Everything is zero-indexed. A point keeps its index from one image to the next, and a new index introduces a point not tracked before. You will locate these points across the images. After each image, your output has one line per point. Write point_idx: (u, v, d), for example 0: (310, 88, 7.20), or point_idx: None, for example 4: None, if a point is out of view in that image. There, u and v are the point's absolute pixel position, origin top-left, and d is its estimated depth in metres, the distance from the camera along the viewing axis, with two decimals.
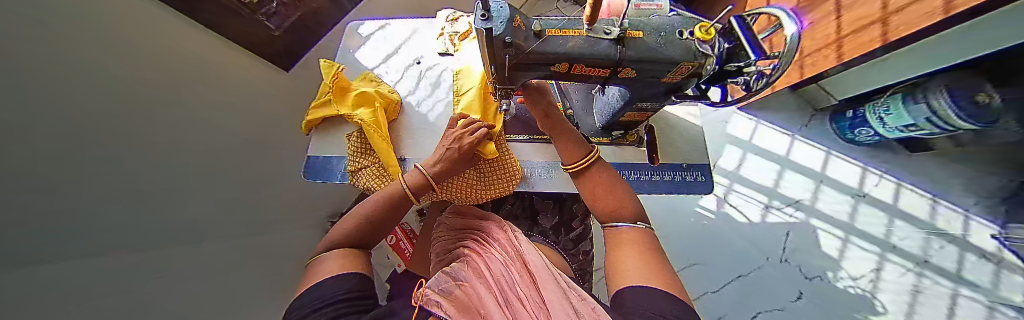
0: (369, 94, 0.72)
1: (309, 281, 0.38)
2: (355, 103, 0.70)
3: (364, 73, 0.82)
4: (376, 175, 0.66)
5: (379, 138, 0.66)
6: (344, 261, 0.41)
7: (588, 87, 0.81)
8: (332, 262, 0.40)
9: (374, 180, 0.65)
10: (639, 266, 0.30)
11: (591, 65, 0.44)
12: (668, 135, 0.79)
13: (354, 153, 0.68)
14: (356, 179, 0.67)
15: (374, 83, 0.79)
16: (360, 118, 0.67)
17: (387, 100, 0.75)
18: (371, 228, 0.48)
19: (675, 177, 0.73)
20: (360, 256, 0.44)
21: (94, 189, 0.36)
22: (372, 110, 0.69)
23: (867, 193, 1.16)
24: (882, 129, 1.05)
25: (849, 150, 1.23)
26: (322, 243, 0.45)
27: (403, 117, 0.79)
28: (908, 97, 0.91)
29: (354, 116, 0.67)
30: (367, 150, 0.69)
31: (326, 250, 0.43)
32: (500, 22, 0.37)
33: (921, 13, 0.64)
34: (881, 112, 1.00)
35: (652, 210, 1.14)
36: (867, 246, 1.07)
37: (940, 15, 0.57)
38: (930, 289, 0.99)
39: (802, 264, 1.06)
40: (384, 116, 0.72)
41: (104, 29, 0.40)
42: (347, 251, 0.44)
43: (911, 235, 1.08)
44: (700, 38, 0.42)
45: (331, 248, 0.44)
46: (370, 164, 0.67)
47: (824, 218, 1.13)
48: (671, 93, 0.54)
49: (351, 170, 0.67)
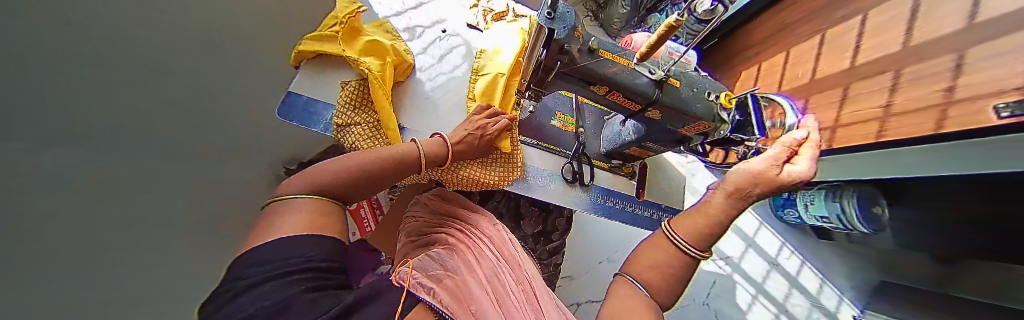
0: (384, 44, 0.66)
1: (263, 236, 0.27)
2: (364, 50, 0.63)
3: (379, 21, 0.75)
4: (368, 135, 0.60)
5: (382, 95, 0.61)
6: (313, 220, 0.31)
7: (602, 113, 0.84)
8: (301, 217, 0.30)
9: (368, 140, 0.60)
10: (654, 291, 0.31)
11: (627, 97, 0.46)
12: (656, 176, 0.85)
13: (344, 105, 0.61)
14: (342, 135, 0.60)
15: (389, 35, 0.73)
16: (367, 66, 0.60)
17: (400, 59, 0.69)
18: (360, 185, 0.41)
19: (654, 215, 0.80)
20: (331, 215, 0.35)
21: None
22: (381, 63, 0.64)
23: (779, 263, 1.37)
24: (804, 214, 1.17)
25: (779, 226, 1.44)
26: (292, 185, 0.35)
27: (411, 82, 0.74)
28: (829, 194, 1.04)
29: (361, 63, 0.60)
30: (363, 105, 0.63)
31: (298, 196, 0.33)
32: (563, 27, 0.36)
33: (858, 133, 0.77)
34: (806, 200, 1.12)
35: (614, 235, 1.25)
36: (769, 305, 1.27)
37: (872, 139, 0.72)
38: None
39: (719, 310, 1.23)
40: (392, 73, 0.66)
41: None
42: (322, 205, 0.34)
43: (801, 303, 1.30)
44: (722, 104, 0.47)
45: (307, 194, 0.34)
46: (364, 123, 0.61)
47: (745, 276, 1.31)
48: (679, 143, 0.59)
49: (338, 124, 0.59)
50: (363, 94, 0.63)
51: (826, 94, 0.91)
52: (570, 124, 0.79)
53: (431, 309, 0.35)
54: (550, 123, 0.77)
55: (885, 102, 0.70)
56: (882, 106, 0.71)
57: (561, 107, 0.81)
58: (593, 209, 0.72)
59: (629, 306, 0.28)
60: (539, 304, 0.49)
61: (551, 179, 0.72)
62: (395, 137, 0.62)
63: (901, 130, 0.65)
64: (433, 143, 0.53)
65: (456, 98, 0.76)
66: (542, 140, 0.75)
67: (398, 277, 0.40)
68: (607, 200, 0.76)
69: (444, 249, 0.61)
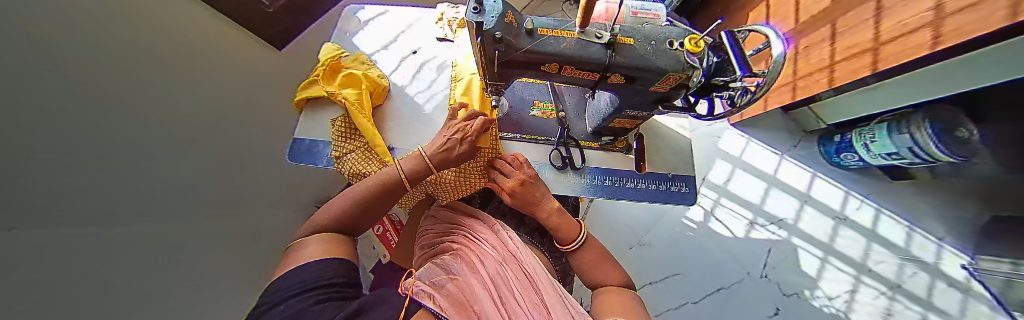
0: (358, 74, 0.71)
1: (287, 267, 0.34)
2: (342, 84, 0.70)
3: (358, 55, 0.81)
4: (364, 157, 0.65)
5: (368, 124, 0.66)
6: (326, 247, 0.38)
7: (582, 91, 0.81)
8: (315, 246, 0.37)
9: (362, 163, 0.64)
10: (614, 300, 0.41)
11: (580, 68, 0.44)
12: (656, 145, 0.80)
13: (337, 137, 0.66)
14: (342, 165, 0.65)
15: (365, 66, 0.78)
16: (343, 97, 0.66)
17: (375, 85, 0.73)
18: (358, 216, 0.46)
19: (661, 186, 0.74)
20: (341, 242, 0.41)
21: (61, 157, 0.32)
22: (358, 92, 0.69)
23: (848, 217, 1.16)
24: (867, 155, 1.02)
25: (832, 172, 1.24)
26: (307, 228, 0.42)
27: (389, 102, 0.78)
28: (893, 127, 0.89)
29: (337, 94, 0.66)
30: (352, 134, 0.67)
31: (313, 232, 0.41)
32: (492, 16, 0.36)
33: (913, 46, 0.63)
34: (866, 139, 0.98)
35: (635, 215, 1.19)
36: (844, 267, 1.07)
37: (928, 49, 0.58)
38: (901, 314, 0.99)
39: (781, 281, 1.08)
40: (369, 100, 0.71)
41: (111, 29, 0.39)
42: (330, 236, 0.41)
43: (886, 260, 1.08)
44: (688, 50, 0.43)
45: (316, 231, 0.41)
46: (356, 148, 0.66)
47: (806, 238, 1.14)
48: (660, 102, 0.54)
49: (337, 156, 0.64)
50: (353, 127, 0.67)
51: (858, 11, 0.77)
52: (550, 111, 0.77)
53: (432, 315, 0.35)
54: (529, 113, 0.77)
55: (934, 5, 0.57)
56: (931, 9, 0.57)
57: (538, 96, 0.80)
58: (592, 190, 0.69)
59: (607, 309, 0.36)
60: (544, 298, 0.47)
61: (541, 168, 0.70)
62: (386, 152, 0.66)
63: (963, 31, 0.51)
64: (412, 159, 0.52)
65: (439, 112, 0.77)
66: (524, 132, 0.74)
67: (407, 288, 0.41)
68: (606, 180, 0.72)
69: (450, 257, 0.62)
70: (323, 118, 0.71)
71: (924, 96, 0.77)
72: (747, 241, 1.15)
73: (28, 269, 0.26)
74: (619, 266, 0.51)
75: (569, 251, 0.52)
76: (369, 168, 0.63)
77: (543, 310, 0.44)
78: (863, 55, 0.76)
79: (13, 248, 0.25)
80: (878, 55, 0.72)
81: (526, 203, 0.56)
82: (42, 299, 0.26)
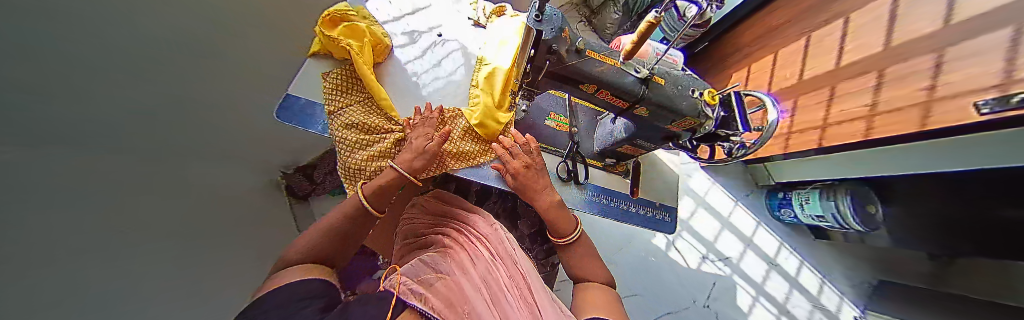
0: (361, 27, 0.63)
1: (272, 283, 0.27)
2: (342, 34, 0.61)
3: (359, 8, 0.71)
4: (365, 112, 0.62)
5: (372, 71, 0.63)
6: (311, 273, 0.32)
7: (596, 113, 0.87)
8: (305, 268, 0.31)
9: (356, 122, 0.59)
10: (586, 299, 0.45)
11: (614, 95, 0.48)
12: (649, 174, 0.87)
13: (333, 92, 0.60)
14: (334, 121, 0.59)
15: (368, 20, 0.70)
16: (347, 45, 0.58)
17: (377, 40, 0.67)
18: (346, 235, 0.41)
19: (648, 212, 0.81)
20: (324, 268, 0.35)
21: None
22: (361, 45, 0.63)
23: (778, 263, 1.35)
24: (802, 213, 1.18)
25: (775, 224, 1.43)
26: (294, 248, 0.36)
27: (391, 61, 0.76)
28: (823, 194, 1.02)
29: (339, 42, 0.58)
30: (350, 88, 0.62)
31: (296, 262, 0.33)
32: (551, 29, 0.38)
33: (847, 131, 0.76)
34: (804, 200, 1.13)
35: (610, 233, 1.27)
36: (769, 307, 1.26)
37: (861, 136, 0.72)
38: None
39: (720, 312, 1.22)
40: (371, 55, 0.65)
41: None
42: (314, 268, 0.34)
43: (801, 304, 1.28)
44: (706, 101, 0.48)
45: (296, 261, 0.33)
46: (356, 103, 0.62)
47: (744, 277, 1.30)
48: (668, 139, 0.61)
49: (331, 110, 0.59)
50: (355, 79, 0.63)
51: (816, 94, 0.90)
52: (563, 124, 0.81)
53: (420, 313, 0.34)
54: (544, 122, 0.79)
55: (871, 101, 0.69)
56: (868, 105, 0.70)
57: (554, 108, 0.83)
58: (587, 206, 0.73)
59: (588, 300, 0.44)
60: (535, 297, 0.48)
61: None
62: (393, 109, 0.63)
63: (887, 130, 0.64)
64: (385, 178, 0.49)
65: (455, 100, 0.77)
66: (537, 140, 0.76)
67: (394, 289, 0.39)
68: (601, 198, 0.76)
69: (439, 251, 0.61)
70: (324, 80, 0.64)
71: (844, 171, 0.95)
72: (697, 272, 1.28)
73: None
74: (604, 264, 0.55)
75: (563, 244, 0.56)
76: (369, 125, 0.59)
77: (535, 310, 0.44)
78: (810, 131, 0.91)
79: None
80: (824, 132, 0.85)
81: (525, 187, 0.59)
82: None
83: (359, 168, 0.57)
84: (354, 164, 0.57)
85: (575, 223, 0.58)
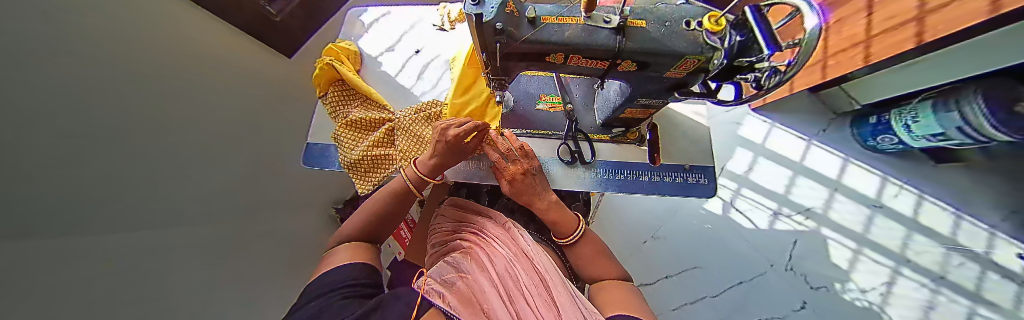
0: (335, 48, 0.67)
1: (319, 270, 0.39)
2: (327, 54, 0.65)
3: (342, 41, 0.74)
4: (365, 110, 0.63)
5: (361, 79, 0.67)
6: (353, 251, 0.42)
7: (590, 82, 0.78)
8: (345, 252, 0.41)
9: (352, 133, 0.61)
10: (618, 299, 0.43)
11: (588, 56, 0.41)
12: (672, 135, 0.75)
13: (332, 105, 0.64)
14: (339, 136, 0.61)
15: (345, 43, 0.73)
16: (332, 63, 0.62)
17: (347, 52, 0.70)
18: (382, 220, 0.47)
19: (676, 179, 0.70)
20: (371, 250, 0.45)
21: (53, 186, 0.29)
22: (337, 58, 0.65)
23: (885, 204, 1.03)
24: (908, 137, 0.93)
25: (871, 158, 1.12)
26: (336, 240, 0.45)
27: (366, 68, 0.75)
28: (939, 104, 0.78)
29: (321, 61, 0.61)
30: (345, 100, 0.64)
31: (340, 244, 0.44)
32: (491, 8, 0.34)
33: (964, 12, 0.54)
34: (908, 120, 0.88)
35: (650, 207, 1.07)
36: (880, 259, 0.95)
37: (984, 15, 0.50)
38: (945, 308, 0.86)
39: (808, 274, 0.95)
40: (349, 64, 0.68)
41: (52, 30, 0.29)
42: (361, 245, 0.44)
43: (929, 250, 0.95)
44: (708, 29, 0.38)
45: (344, 241, 0.44)
46: (354, 109, 0.63)
47: (836, 228, 1.00)
48: (676, 88, 0.51)
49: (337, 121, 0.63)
50: (347, 90, 0.65)
51: None
52: (557, 104, 0.74)
53: (443, 313, 0.32)
54: (534, 107, 0.74)
55: None
56: None
57: (543, 89, 0.77)
58: (603, 185, 0.66)
59: (620, 290, 0.46)
60: (552, 293, 0.44)
61: (552, 164, 0.67)
62: (382, 100, 0.66)
63: None
64: (396, 188, 0.49)
65: None
66: (531, 128, 0.71)
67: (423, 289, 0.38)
68: (617, 174, 0.68)
69: (459, 253, 0.60)
70: (327, 121, 0.69)
71: (948, 73, 0.73)
72: (771, 233, 1.01)
73: (45, 291, 0.26)
74: (614, 259, 0.54)
75: (565, 245, 0.54)
76: (368, 124, 0.61)
77: (555, 311, 0.40)
78: (904, 26, 0.69)
79: (30, 287, 0.25)
80: (922, 25, 0.64)
81: (527, 191, 0.57)
82: (35, 312, 0.24)
83: (359, 161, 0.58)
84: (354, 157, 0.58)
85: (577, 220, 0.56)
